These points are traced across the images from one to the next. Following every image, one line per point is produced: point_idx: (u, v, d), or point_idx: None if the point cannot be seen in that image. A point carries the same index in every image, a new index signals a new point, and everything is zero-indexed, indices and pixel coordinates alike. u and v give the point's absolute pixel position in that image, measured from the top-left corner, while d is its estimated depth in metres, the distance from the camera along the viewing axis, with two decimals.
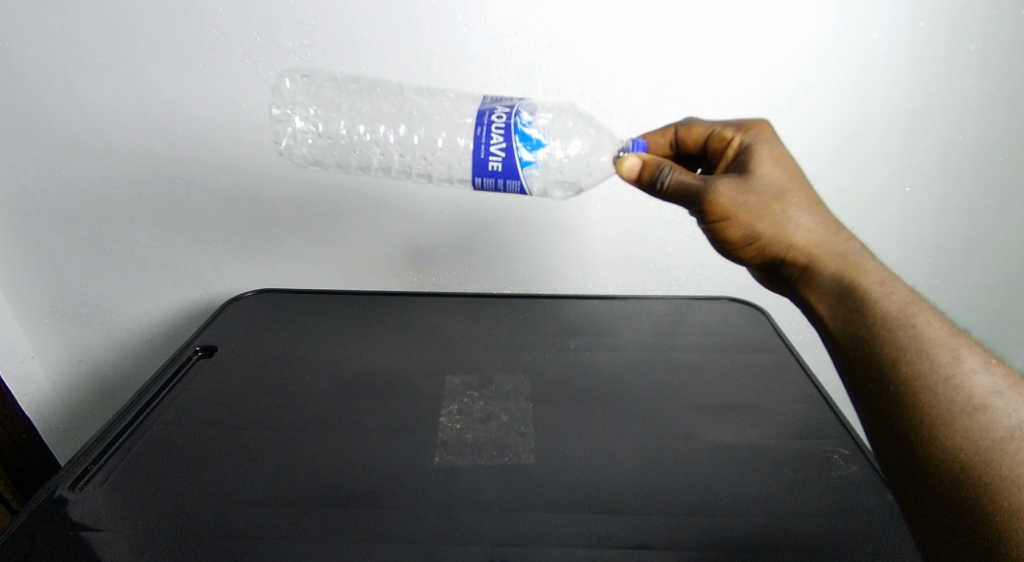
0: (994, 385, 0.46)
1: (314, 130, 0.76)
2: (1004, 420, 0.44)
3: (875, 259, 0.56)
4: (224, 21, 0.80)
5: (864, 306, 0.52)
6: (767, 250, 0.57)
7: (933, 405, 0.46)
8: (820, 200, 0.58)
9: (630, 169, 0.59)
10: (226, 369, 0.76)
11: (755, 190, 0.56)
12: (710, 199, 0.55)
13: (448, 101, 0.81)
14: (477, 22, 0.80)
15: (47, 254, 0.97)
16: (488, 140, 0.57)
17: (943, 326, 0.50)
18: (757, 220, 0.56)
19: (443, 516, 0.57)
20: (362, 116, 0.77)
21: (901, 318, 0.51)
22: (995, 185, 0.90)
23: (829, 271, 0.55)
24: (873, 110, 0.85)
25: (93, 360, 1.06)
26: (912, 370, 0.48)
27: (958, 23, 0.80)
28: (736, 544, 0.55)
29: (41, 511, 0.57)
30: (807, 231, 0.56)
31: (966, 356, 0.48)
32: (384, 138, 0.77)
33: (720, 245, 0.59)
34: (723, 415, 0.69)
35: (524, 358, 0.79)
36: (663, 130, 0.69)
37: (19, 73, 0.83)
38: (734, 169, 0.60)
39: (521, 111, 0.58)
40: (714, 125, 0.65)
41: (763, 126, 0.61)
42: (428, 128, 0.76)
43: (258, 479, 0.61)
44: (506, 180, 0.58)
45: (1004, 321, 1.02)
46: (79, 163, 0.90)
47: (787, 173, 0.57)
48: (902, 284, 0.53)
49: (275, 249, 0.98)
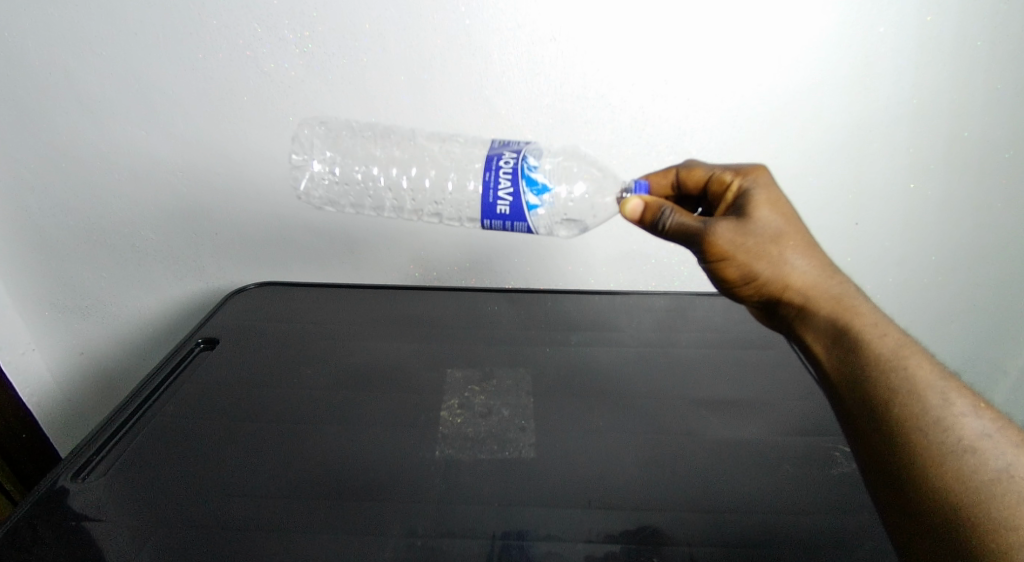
0: (983, 428, 0.48)
1: (332, 175, 0.78)
2: (992, 462, 0.46)
3: (869, 300, 0.56)
4: (225, 12, 0.79)
5: (857, 347, 0.53)
6: (765, 291, 0.57)
7: (924, 445, 0.48)
8: (816, 242, 0.57)
9: (632, 211, 0.59)
10: (228, 362, 0.76)
11: (753, 232, 0.55)
12: (709, 241, 0.55)
13: (458, 147, 0.82)
14: (479, 14, 0.79)
15: (47, 245, 0.96)
16: (496, 184, 0.58)
17: (933, 368, 0.51)
18: (755, 261, 0.56)
19: (443, 510, 0.58)
20: (375, 160, 0.79)
21: (894, 360, 0.52)
22: (1001, 183, 0.90)
23: (824, 312, 0.55)
24: (878, 105, 0.85)
25: (94, 352, 1.06)
26: (905, 411, 0.49)
27: (966, 18, 0.79)
28: (737, 540, 0.56)
29: (43, 501, 0.57)
30: (804, 273, 0.56)
31: (955, 399, 0.49)
32: (397, 181, 0.79)
33: (718, 285, 0.59)
34: (724, 411, 0.70)
35: (526, 353, 0.79)
36: (664, 171, 0.68)
37: (19, 64, 0.82)
38: (731, 212, 0.59)
39: (528, 155, 0.59)
40: (714, 168, 0.64)
41: (761, 171, 0.61)
42: (439, 170, 0.77)
43: (258, 472, 0.61)
44: (513, 223, 0.59)
45: (1009, 319, 1.02)
46: (79, 157, 0.89)
47: (784, 216, 0.57)
48: (894, 326, 0.54)
49: (274, 242, 0.97)
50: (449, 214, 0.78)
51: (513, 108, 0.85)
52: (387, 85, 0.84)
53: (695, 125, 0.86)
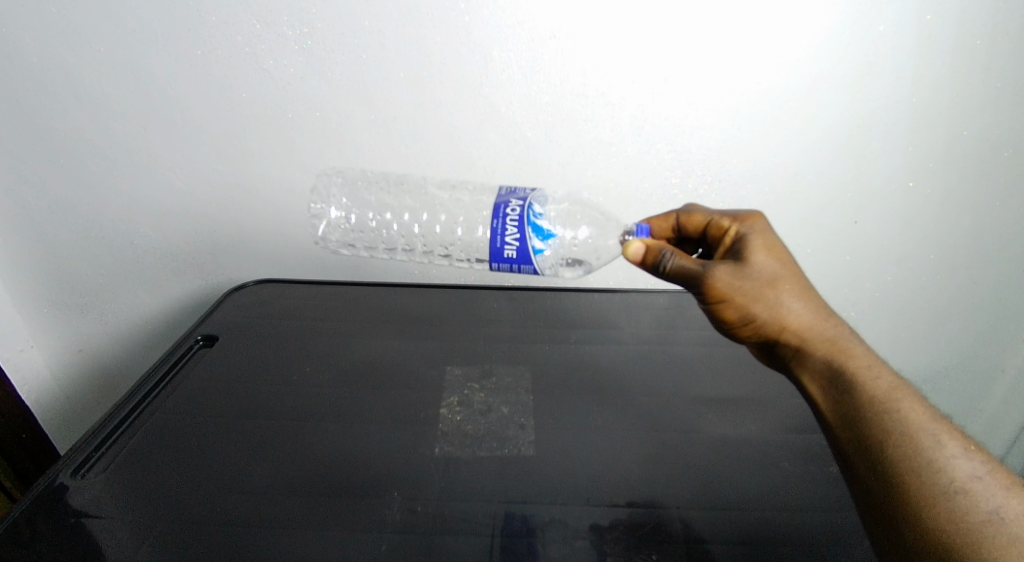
0: (973, 470, 0.50)
1: (348, 222, 0.82)
2: (984, 503, 0.49)
3: (863, 343, 0.59)
4: (225, 9, 0.79)
5: (852, 389, 0.55)
6: (762, 332, 0.59)
7: (918, 486, 0.50)
8: (812, 286, 0.59)
9: (635, 253, 0.61)
10: (227, 360, 0.76)
11: (749, 276, 0.57)
12: (709, 284, 0.57)
13: (468, 195, 0.87)
14: (479, 12, 0.79)
15: (46, 241, 0.96)
16: (504, 231, 0.61)
17: (925, 411, 0.53)
18: (752, 304, 0.58)
19: (444, 506, 0.58)
20: (389, 207, 0.84)
21: (887, 403, 0.54)
22: (999, 182, 0.90)
23: (819, 353, 0.58)
24: (878, 104, 0.85)
25: (93, 349, 1.06)
26: (900, 452, 0.51)
27: (967, 16, 0.79)
28: (736, 536, 0.56)
29: (43, 497, 0.58)
30: (799, 315, 0.58)
31: (947, 442, 0.52)
32: (409, 227, 0.83)
33: (717, 325, 0.61)
34: (723, 408, 0.70)
35: (526, 350, 0.79)
36: (664, 214, 0.69)
37: (17, 60, 0.82)
38: (728, 257, 0.61)
39: (534, 203, 0.62)
40: (713, 213, 0.65)
41: (757, 217, 0.62)
42: (450, 214, 0.82)
43: (258, 469, 0.61)
44: (520, 265, 0.62)
45: (1008, 318, 1.02)
46: (78, 154, 0.89)
47: (780, 261, 0.59)
48: (887, 368, 0.56)
49: (270, 240, 0.97)
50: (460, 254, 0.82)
51: (512, 106, 0.85)
52: (385, 81, 0.84)
53: (694, 123, 0.86)
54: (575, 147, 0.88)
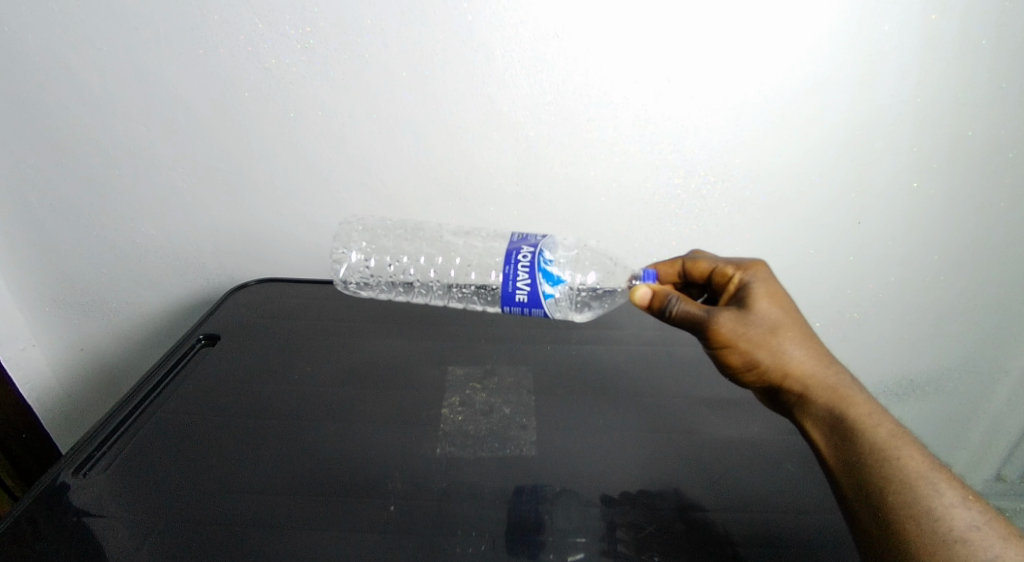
0: (972, 520, 0.53)
1: (367, 266, 0.89)
2: (983, 553, 0.51)
3: (863, 390, 0.61)
4: (226, 8, 0.79)
5: (854, 437, 0.58)
6: (766, 377, 0.62)
7: (918, 534, 0.53)
8: (814, 334, 0.62)
9: (641, 298, 0.63)
10: (229, 360, 0.76)
11: (753, 323, 0.60)
12: (714, 329, 0.60)
13: (481, 242, 0.92)
14: (481, 11, 0.79)
15: (48, 241, 0.96)
16: (516, 276, 0.62)
17: (925, 460, 0.56)
18: (756, 349, 0.60)
19: (448, 506, 0.58)
20: (406, 252, 0.89)
21: (887, 451, 0.56)
22: (1004, 182, 0.89)
23: (821, 400, 0.60)
24: (882, 104, 0.84)
25: (94, 348, 1.06)
26: (900, 499, 0.54)
27: (971, 16, 0.79)
28: (737, 539, 0.56)
29: (44, 496, 0.58)
30: (801, 362, 0.61)
31: (946, 491, 0.54)
32: (426, 270, 0.89)
33: (722, 370, 0.63)
34: (725, 409, 0.69)
35: (526, 351, 0.79)
36: (671, 259, 0.71)
37: (20, 59, 0.82)
38: (731, 303, 0.63)
39: (544, 250, 0.63)
40: (717, 259, 0.68)
41: (760, 265, 0.65)
42: (463, 258, 0.88)
43: (260, 470, 0.61)
44: (531, 309, 0.62)
45: (1011, 319, 1.01)
46: (79, 152, 0.89)
47: (783, 309, 0.62)
48: (887, 417, 0.59)
49: (271, 238, 0.96)
50: (474, 297, 0.87)
51: (514, 105, 0.85)
52: (386, 80, 0.84)
53: (698, 124, 0.86)
54: (577, 148, 0.88)
